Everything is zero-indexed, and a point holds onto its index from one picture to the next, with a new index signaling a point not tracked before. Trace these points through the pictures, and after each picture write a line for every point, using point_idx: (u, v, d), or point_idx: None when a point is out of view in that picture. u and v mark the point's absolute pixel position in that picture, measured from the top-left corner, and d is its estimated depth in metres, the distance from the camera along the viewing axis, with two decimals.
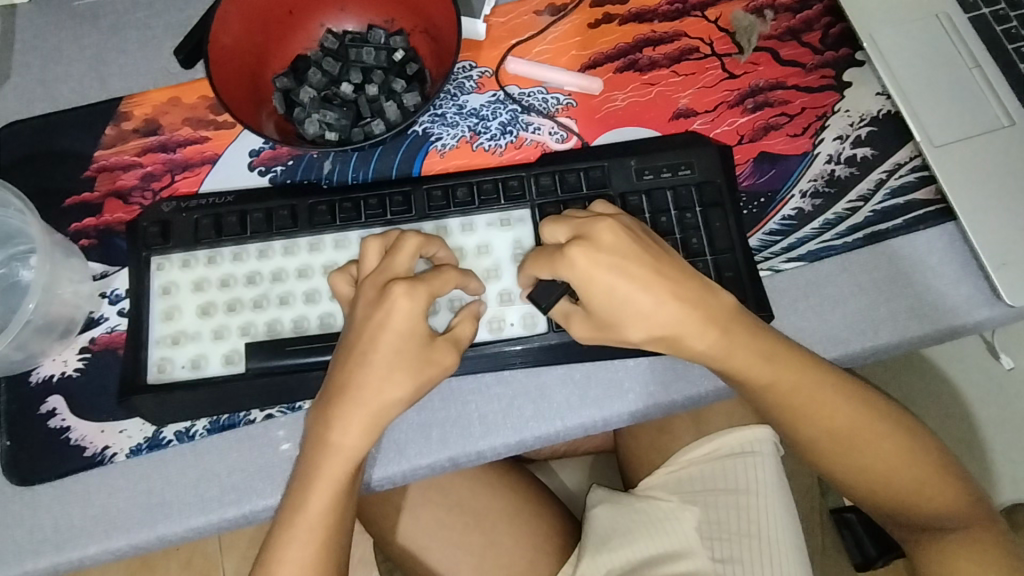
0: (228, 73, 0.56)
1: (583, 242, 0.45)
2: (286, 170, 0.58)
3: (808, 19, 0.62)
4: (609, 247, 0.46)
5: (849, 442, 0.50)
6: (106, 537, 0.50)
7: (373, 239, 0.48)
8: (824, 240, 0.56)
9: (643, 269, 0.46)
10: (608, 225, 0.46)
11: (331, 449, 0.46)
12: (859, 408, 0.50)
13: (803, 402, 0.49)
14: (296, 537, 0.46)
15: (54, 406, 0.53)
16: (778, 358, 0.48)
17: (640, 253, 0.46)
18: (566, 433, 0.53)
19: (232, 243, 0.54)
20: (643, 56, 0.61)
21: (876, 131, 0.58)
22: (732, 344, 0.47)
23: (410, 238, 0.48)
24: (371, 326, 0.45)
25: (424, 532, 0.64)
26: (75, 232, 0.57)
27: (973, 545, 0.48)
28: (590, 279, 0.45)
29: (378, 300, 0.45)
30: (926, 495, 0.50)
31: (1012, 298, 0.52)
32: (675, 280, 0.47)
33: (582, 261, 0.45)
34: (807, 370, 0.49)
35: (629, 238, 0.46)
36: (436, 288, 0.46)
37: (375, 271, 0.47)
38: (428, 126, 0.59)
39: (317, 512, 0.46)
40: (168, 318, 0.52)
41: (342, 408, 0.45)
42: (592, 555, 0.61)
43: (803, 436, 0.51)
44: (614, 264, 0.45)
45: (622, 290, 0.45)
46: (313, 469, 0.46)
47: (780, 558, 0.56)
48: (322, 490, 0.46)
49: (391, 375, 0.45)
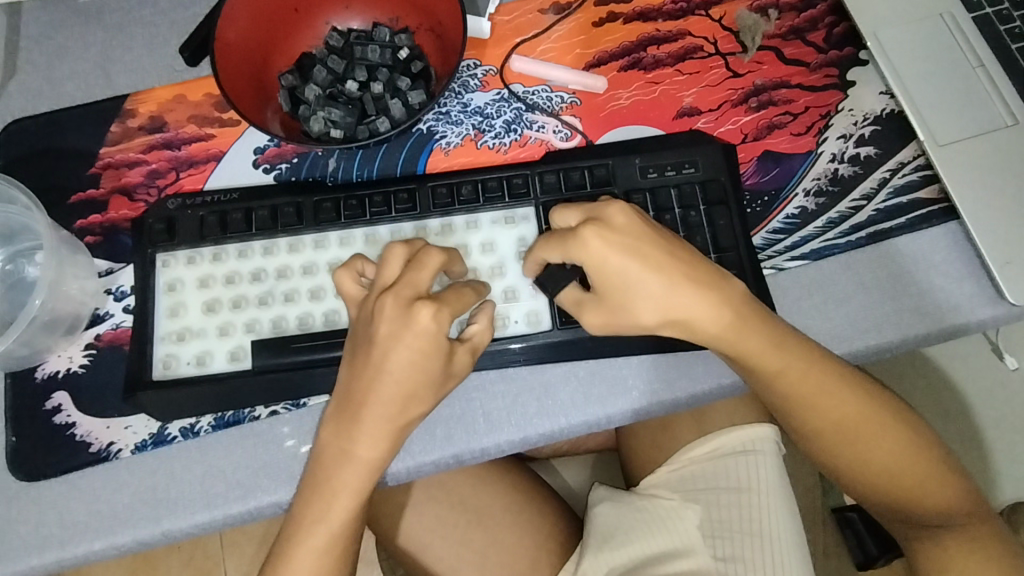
0: (233, 70, 0.56)
1: (596, 224, 0.46)
2: (291, 168, 0.58)
3: (812, 17, 0.62)
4: (623, 229, 0.46)
5: (852, 435, 0.50)
6: (112, 533, 0.50)
7: (397, 247, 0.46)
8: (828, 238, 0.56)
9: (658, 254, 0.46)
10: (621, 208, 0.47)
11: (354, 462, 0.46)
12: (863, 400, 0.50)
13: (805, 394, 0.49)
14: (316, 547, 0.47)
15: (59, 402, 0.54)
16: (785, 349, 0.48)
17: (653, 239, 0.46)
18: (570, 430, 0.53)
19: (238, 239, 0.54)
20: (647, 54, 0.61)
21: (880, 130, 0.59)
22: (744, 335, 0.48)
23: (433, 254, 0.46)
24: (396, 345, 0.44)
25: (427, 530, 0.64)
26: (81, 229, 0.57)
27: (971, 543, 0.49)
28: (603, 262, 0.46)
29: (405, 321, 0.44)
30: (926, 492, 0.50)
31: (1015, 297, 0.52)
32: (688, 264, 0.47)
33: (595, 243, 0.46)
34: (813, 360, 0.49)
35: (638, 219, 0.47)
36: (455, 307, 0.46)
37: (399, 282, 0.45)
38: (432, 124, 0.59)
39: (338, 521, 0.47)
40: (174, 314, 0.52)
41: (367, 422, 0.46)
42: (596, 553, 0.60)
43: (807, 428, 0.51)
44: (625, 245, 0.46)
45: (637, 270, 0.46)
46: (335, 481, 0.47)
47: (782, 557, 0.57)
48: (345, 501, 0.47)
49: (417, 395, 0.45)
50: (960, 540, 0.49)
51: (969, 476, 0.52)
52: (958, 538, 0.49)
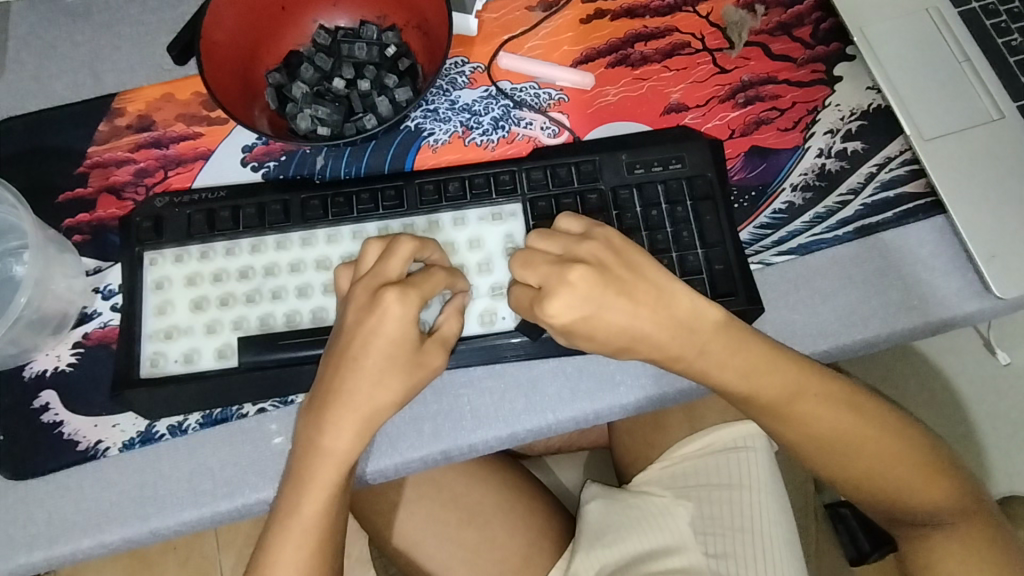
0: (220, 69, 0.56)
1: (557, 297, 0.45)
2: (279, 166, 0.58)
3: (799, 13, 0.62)
4: (581, 296, 0.45)
5: (832, 447, 0.50)
6: (100, 531, 0.50)
7: (373, 241, 0.47)
8: (815, 233, 0.56)
9: (624, 316, 0.46)
10: (579, 275, 0.45)
11: (323, 453, 0.46)
12: (843, 412, 0.50)
13: (787, 407, 0.49)
14: (289, 543, 0.46)
15: (47, 401, 0.53)
16: (758, 375, 0.48)
17: (617, 294, 0.46)
18: (558, 426, 0.53)
19: (225, 237, 0.54)
20: (635, 51, 0.61)
21: (867, 126, 0.59)
22: (706, 363, 0.48)
23: (405, 242, 0.47)
24: (361, 332, 0.45)
25: (419, 528, 0.64)
26: (69, 228, 0.57)
27: (963, 543, 0.49)
28: (571, 331, 0.46)
29: (371, 307, 0.45)
30: (915, 493, 0.50)
31: (1002, 290, 0.52)
32: (650, 304, 0.46)
33: (560, 321, 0.45)
34: (791, 375, 0.49)
35: (601, 285, 0.45)
36: (427, 293, 0.46)
37: (370, 273, 0.46)
38: (420, 122, 0.59)
39: (310, 518, 0.46)
40: (161, 312, 0.52)
41: (333, 414, 0.45)
42: (587, 551, 0.61)
43: (785, 439, 0.51)
44: (592, 306, 0.45)
45: (604, 336, 0.46)
46: (305, 473, 0.46)
47: (774, 553, 0.56)
48: (315, 494, 0.46)
49: (382, 382, 0.45)
50: (955, 539, 0.50)
51: (961, 472, 0.51)
52: (951, 535, 0.50)
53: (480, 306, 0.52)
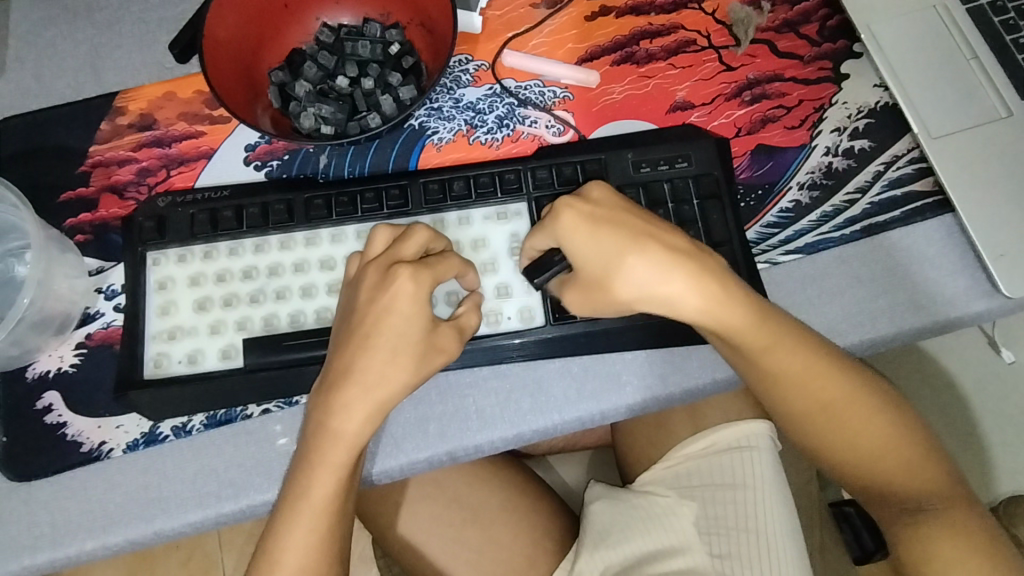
0: (223, 67, 0.56)
1: (574, 198, 0.47)
2: (281, 165, 0.58)
3: (805, 10, 0.62)
4: (596, 203, 0.47)
5: (827, 411, 0.49)
6: (104, 533, 0.50)
7: (384, 225, 0.47)
8: (822, 232, 0.55)
9: (628, 230, 0.46)
10: (598, 184, 0.49)
11: (330, 434, 0.44)
12: (847, 377, 0.49)
13: (789, 366, 0.48)
14: (301, 523, 0.45)
15: (50, 402, 0.53)
16: (767, 326, 0.47)
17: (627, 212, 0.47)
18: (564, 426, 0.53)
19: (229, 237, 0.54)
20: (640, 48, 0.61)
21: (874, 123, 0.58)
22: (722, 307, 0.46)
23: (421, 229, 0.47)
24: (374, 309, 0.45)
25: (424, 529, 0.64)
26: (71, 228, 0.57)
27: (951, 527, 0.47)
28: (575, 229, 0.47)
29: (383, 284, 0.45)
30: (902, 473, 0.49)
31: (1011, 288, 0.52)
32: (657, 229, 0.47)
33: (569, 210, 0.47)
34: (797, 332, 0.48)
35: (616, 199, 0.48)
36: (439, 275, 0.46)
37: (384, 254, 0.46)
38: (424, 120, 0.59)
39: (321, 499, 0.45)
40: (165, 312, 0.52)
41: (343, 393, 0.44)
42: (591, 551, 0.60)
43: (785, 400, 0.50)
44: (598, 215, 0.47)
45: (606, 237, 0.46)
46: (314, 455, 0.45)
47: (779, 553, 0.56)
48: (325, 477, 0.45)
49: (394, 360, 0.44)
50: (945, 524, 0.48)
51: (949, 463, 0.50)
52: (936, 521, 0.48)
53: (486, 305, 0.52)
